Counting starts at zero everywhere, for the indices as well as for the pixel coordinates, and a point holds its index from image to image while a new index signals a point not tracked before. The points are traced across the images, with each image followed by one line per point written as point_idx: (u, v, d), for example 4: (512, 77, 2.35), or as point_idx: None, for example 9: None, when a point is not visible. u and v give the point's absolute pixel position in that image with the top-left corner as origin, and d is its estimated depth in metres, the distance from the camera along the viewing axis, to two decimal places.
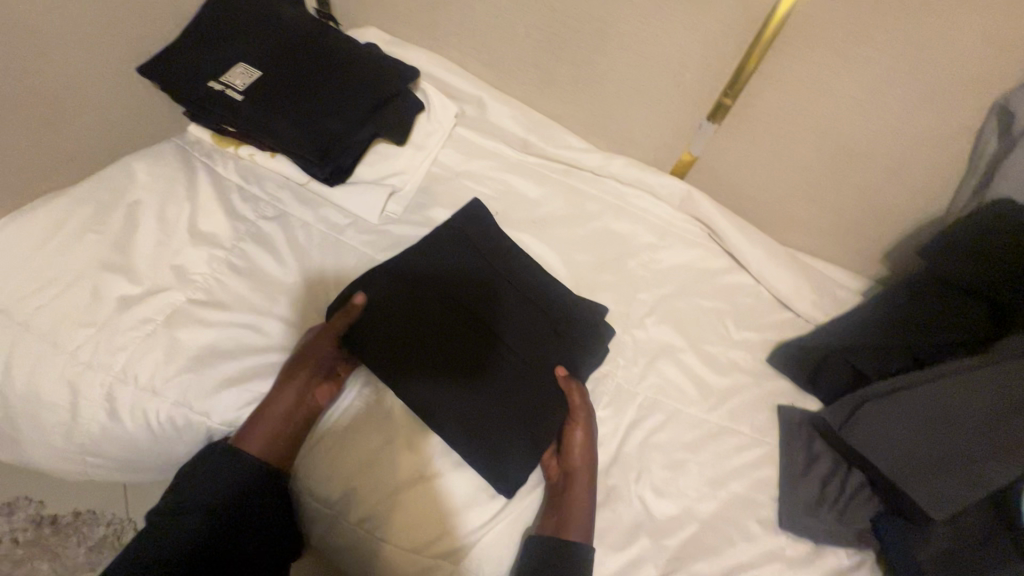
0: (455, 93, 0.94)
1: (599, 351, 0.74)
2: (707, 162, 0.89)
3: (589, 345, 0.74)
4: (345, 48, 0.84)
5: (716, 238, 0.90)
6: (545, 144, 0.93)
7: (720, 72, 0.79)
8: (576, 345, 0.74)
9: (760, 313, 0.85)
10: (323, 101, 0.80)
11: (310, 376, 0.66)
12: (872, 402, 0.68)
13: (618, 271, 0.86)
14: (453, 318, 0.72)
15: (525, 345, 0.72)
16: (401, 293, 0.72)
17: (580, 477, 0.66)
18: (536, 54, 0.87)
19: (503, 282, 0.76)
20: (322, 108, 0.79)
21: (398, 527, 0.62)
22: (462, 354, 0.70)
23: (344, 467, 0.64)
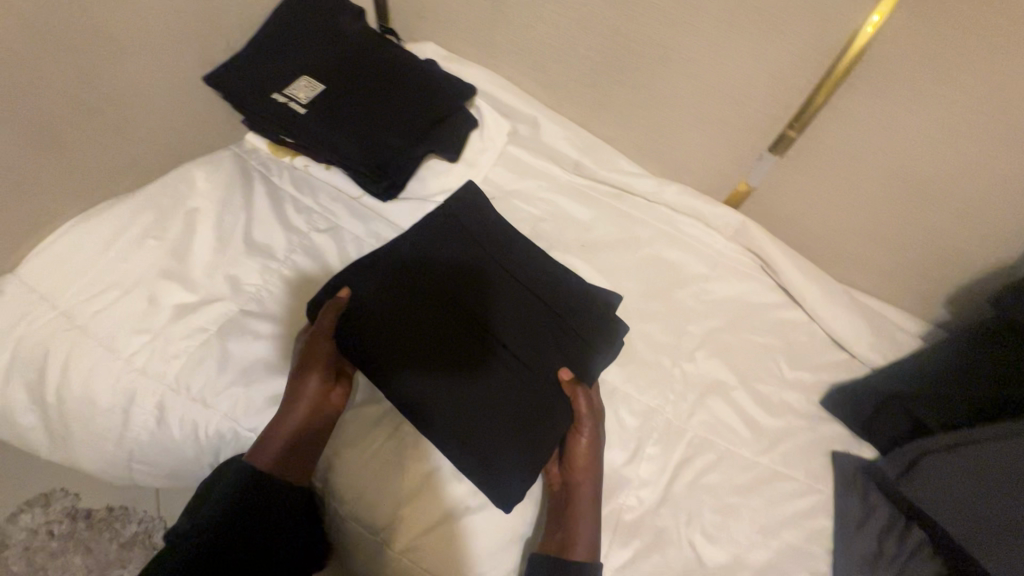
0: (508, 112, 0.93)
1: (610, 350, 0.72)
2: (764, 193, 0.87)
3: (596, 343, 0.72)
4: (406, 64, 0.84)
5: (769, 271, 0.88)
6: (597, 166, 0.91)
7: (787, 104, 0.77)
8: (585, 341, 0.72)
9: (813, 353, 0.83)
10: (383, 118, 0.80)
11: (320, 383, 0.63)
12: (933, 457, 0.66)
13: (668, 301, 0.84)
14: (453, 315, 0.70)
15: (540, 349, 0.70)
16: (405, 290, 0.70)
17: (585, 489, 0.65)
18: (595, 76, 0.86)
19: (503, 272, 0.74)
20: (381, 124, 0.80)
21: (403, 532, 0.62)
22: (470, 355, 0.68)
23: (351, 470, 0.64)
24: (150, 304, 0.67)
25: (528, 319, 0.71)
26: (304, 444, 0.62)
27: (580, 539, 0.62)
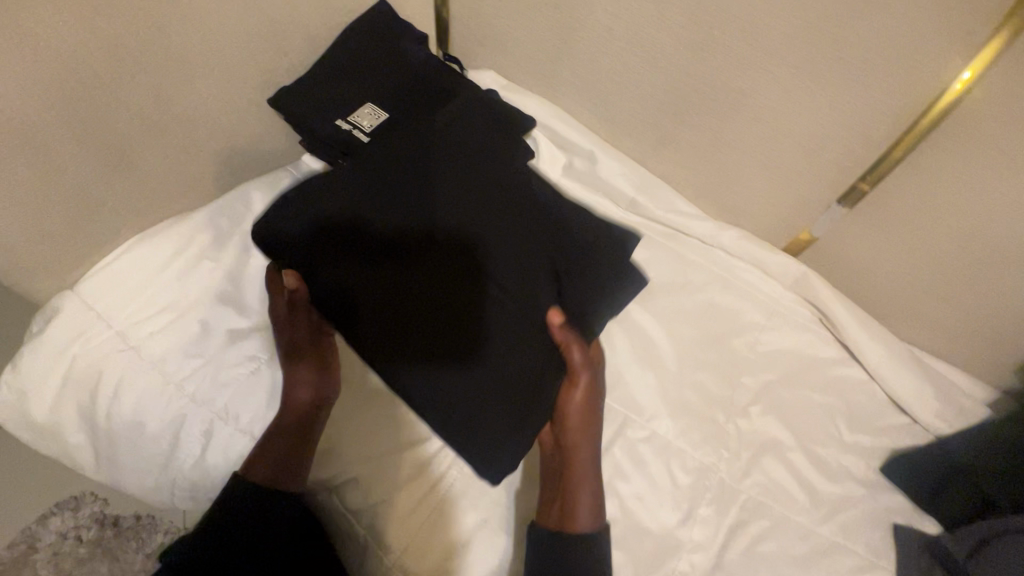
0: (564, 143, 0.91)
1: (622, 293, 0.71)
2: (827, 244, 0.84)
3: (605, 287, 0.70)
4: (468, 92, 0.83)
5: (828, 323, 0.84)
6: (653, 204, 0.89)
7: (860, 157, 0.74)
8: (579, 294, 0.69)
9: (872, 416, 0.79)
10: None
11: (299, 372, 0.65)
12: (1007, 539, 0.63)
13: (722, 350, 0.81)
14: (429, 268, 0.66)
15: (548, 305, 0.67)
16: (388, 251, 0.66)
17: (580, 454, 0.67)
18: (658, 114, 0.84)
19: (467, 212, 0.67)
20: None
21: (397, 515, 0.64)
22: (464, 301, 0.66)
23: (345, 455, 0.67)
24: (203, 330, 0.66)
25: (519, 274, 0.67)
26: (299, 432, 0.64)
27: (581, 509, 0.65)
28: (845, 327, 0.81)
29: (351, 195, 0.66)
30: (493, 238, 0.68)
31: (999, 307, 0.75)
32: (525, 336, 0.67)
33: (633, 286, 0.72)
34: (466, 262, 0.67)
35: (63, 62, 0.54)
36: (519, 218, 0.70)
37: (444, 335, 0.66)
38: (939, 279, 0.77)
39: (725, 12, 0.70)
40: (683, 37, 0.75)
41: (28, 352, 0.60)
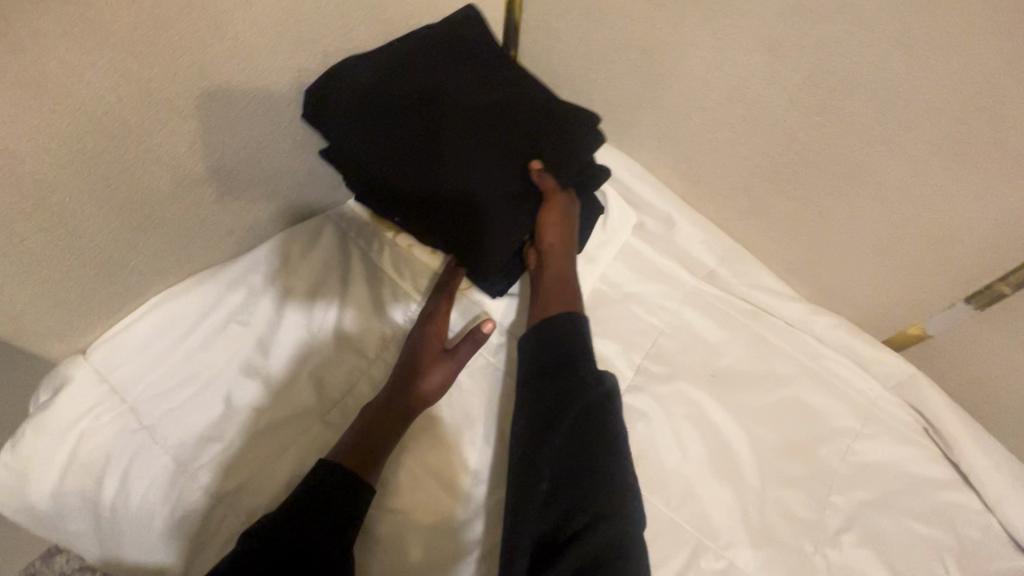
0: (637, 201, 0.82)
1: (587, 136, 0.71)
2: (940, 343, 0.72)
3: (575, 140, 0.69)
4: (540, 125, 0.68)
5: (936, 436, 0.72)
6: (735, 278, 0.79)
7: (1004, 254, 0.61)
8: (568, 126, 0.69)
9: (989, 556, 0.67)
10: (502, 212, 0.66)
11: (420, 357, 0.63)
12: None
13: (810, 460, 0.70)
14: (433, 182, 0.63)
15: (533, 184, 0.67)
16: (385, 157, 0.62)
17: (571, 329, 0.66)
18: (752, 179, 0.74)
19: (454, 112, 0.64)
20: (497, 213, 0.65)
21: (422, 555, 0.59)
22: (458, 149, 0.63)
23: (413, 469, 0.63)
24: (226, 407, 0.60)
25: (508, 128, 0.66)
26: (388, 420, 0.60)
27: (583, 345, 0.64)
28: (960, 445, 0.69)
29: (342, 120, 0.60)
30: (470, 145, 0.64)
31: None
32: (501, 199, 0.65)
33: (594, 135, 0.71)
34: (456, 113, 0.64)
35: (90, 113, 0.47)
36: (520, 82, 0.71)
37: (443, 183, 0.62)
38: None
39: (852, 78, 0.59)
40: (792, 99, 0.64)
41: (28, 430, 0.54)
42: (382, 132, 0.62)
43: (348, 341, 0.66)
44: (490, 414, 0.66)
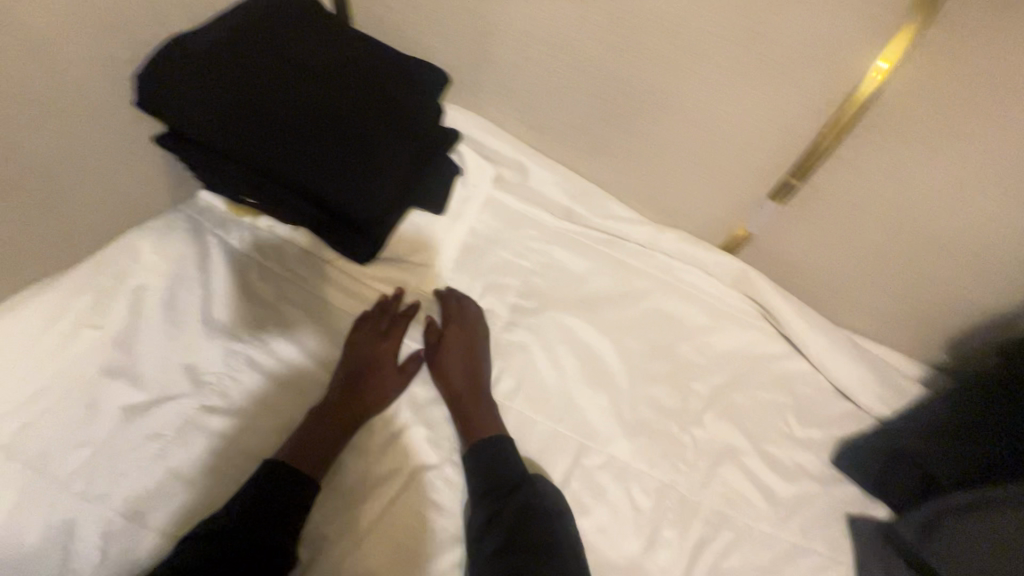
0: (492, 155, 0.86)
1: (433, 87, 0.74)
2: (763, 241, 0.83)
3: (422, 93, 0.74)
4: (378, 83, 0.72)
5: (771, 319, 0.84)
6: (590, 213, 0.86)
7: (791, 153, 0.73)
8: (408, 77, 0.74)
9: (821, 406, 0.80)
10: (350, 166, 0.69)
11: (375, 373, 0.69)
12: (962, 523, 0.63)
13: (672, 358, 0.80)
14: (282, 141, 0.66)
15: (387, 133, 0.72)
16: (226, 120, 0.64)
17: (465, 399, 0.69)
18: (587, 119, 0.80)
19: (291, 77, 0.68)
20: (346, 170, 0.69)
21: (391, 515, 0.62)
22: (298, 106, 0.68)
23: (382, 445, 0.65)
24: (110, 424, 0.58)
25: (347, 87, 0.71)
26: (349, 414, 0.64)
27: (474, 426, 0.66)
28: (788, 322, 0.82)
29: (182, 97, 0.62)
30: (306, 101, 0.68)
31: (925, 288, 0.78)
32: (348, 145, 0.70)
33: (442, 83, 0.75)
34: (292, 79, 0.68)
35: None
36: (358, 42, 0.74)
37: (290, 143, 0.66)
38: (874, 266, 0.79)
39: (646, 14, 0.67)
40: (602, 38, 0.71)
41: None
42: (211, 93, 0.63)
43: (215, 327, 0.66)
44: None
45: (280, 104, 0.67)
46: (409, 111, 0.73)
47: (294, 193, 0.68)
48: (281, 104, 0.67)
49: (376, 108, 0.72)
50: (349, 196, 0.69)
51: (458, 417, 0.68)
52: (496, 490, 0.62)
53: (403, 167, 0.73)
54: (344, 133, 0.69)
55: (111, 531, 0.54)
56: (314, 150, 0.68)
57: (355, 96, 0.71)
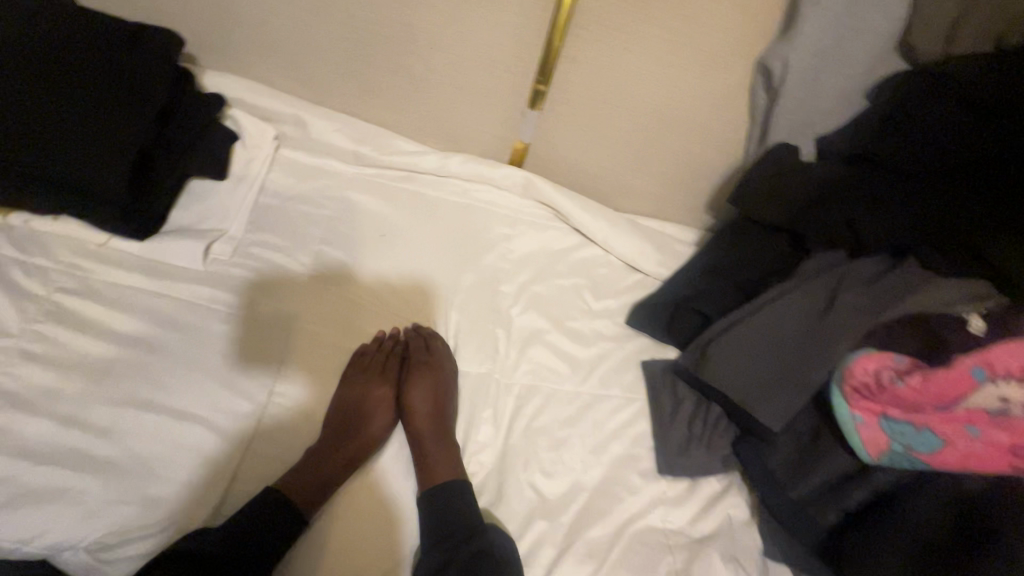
0: (270, 115, 0.88)
1: (160, 49, 0.73)
2: (539, 148, 0.92)
3: (149, 58, 0.72)
4: (99, 53, 0.70)
5: (561, 217, 0.94)
6: (379, 153, 0.90)
7: (531, 62, 0.81)
8: (129, 42, 0.72)
9: (614, 282, 0.91)
10: (89, 145, 0.68)
11: (344, 411, 0.72)
12: (719, 337, 0.75)
13: (478, 268, 0.87)
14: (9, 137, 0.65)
15: (125, 104, 0.70)
16: None
17: (430, 436, 0.72)
18: (347, 63, 0.84)
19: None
20: (86, 152, 0.68)
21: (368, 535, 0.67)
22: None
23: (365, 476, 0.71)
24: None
25: (64, 63, 0.68)
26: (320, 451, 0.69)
27: (432, 467, 0.70)
28: (573, 216, 0.93)
29: None
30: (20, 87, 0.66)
31: (673, 161, 0.91)
32: (59, 117, 0.67)
33: (168, 46, 0.74)
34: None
35: None
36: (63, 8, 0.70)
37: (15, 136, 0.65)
38: (631, 151, 0.91)
39: None
40: None
41: None
42: None
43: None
44: (190, 347, 0.70)
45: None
46: (127, 71, 0.71)
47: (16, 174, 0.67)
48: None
49: (102, 80, 0.69)
50: (76, 171, 0.68)
51: (415, 454, 0.72)
52: (450, 537, 0.64)
53: (132, 129, 0.70)
54: (72, 114, 0.67)
55: None
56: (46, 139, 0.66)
57: (51, 62, 0.67)
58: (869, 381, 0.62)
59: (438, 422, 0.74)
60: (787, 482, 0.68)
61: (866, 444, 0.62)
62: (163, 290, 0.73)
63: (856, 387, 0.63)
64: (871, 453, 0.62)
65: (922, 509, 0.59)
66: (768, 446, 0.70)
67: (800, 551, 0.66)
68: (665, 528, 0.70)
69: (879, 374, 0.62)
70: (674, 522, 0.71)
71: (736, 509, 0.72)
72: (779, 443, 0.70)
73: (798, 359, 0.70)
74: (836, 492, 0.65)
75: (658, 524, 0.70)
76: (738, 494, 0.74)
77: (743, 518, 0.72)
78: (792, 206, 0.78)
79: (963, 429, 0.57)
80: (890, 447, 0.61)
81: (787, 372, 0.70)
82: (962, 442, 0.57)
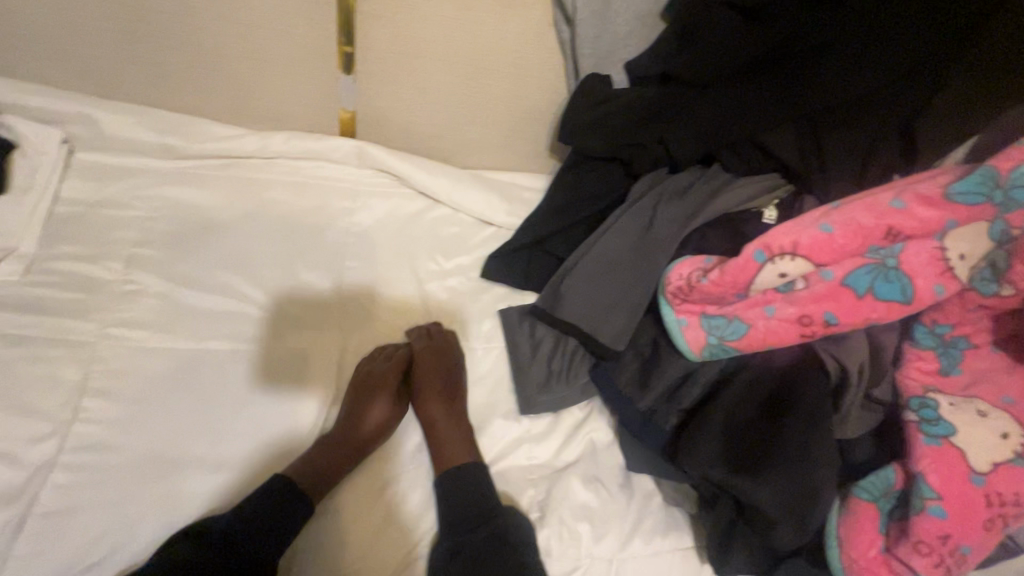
0: (54, 117, 0.79)
1: None
2: (366, 114, 0.88)
3: None
4: None
5: (403, 182, 0.91)
6: (189, 142, 0.84)
7: (327, 21, 0.77)
8: None
9: (466, 240, 0.91)
10: None
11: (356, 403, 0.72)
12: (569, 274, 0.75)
13: (319, 247, 0.83)
14: None
15: None
16: None
17: (455, 426, 0.72)
18: (127, 46, 0.77)
19: None
20: None
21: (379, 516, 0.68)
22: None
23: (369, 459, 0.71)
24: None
25: None
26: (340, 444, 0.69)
27: (448, 458, 0.69)
28: (414, 179, 0.90)
29: None
30: None
31: (504, 109, 0.90)
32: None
33: None
34: None
35: None
36: None
37: None
38: (459, 104, 0.88)
39: None
40: None
41: None
42: None
43: None
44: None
45: None
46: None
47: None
48: None
49: None
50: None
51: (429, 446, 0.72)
52: (467, 522, 0.64)
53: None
54: None
55: None
56: None
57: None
58: (682, 284, 0.65)
59: (451, 415, 0.72)
60: (633, 396, 0.69)
61: (689, 344, 0.64)
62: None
63: (676, 290, 0.65)
64: (695, 351, 0.64)
65: (742, 394, 0.63)
66: (617, 367, 0.71)
67: (652, 456, 0.69)
68: (528, 465, 0.72)
69: (689, 276, 0.65)
70: (538, 456, 0.72)
71: (596, 432, 0.75)
72: (626, 363, 0.72)
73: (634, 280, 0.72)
74: (674, 396, 0.67)
75: (521, 461, 0.72)
76: (598, 417, 0.76)
77: (604, 440, 0.74)
78: (618, 133, 0.78)
79: (761, 310, 0.60)
80: (709, 342, 0.63)
81: (631, 296, 0.72)
82: (761, 322, 0.60)
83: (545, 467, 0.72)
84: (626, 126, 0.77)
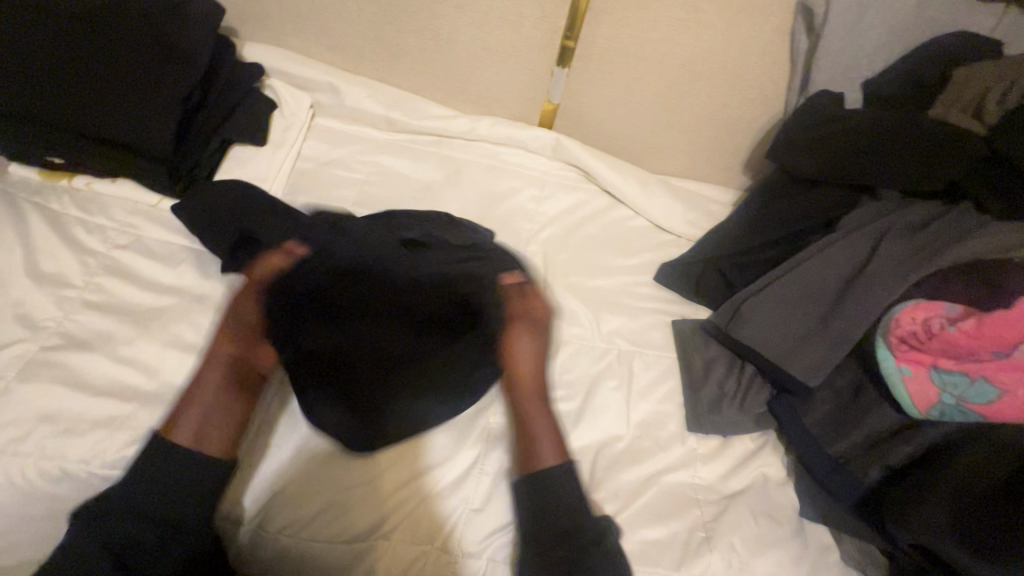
0: (306, 84, 0.91)
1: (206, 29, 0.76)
2: (568, 107, 0.91)
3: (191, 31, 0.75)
4: (147, 25, 0.74)
5: (592, 178, 0.93)
6: (410, 117, 0.92)
7: (555, 20, 0.78)
8: (165, 30, 0.74)
9: (644, 242, 0.90)
10: (128, 110, 0.72)
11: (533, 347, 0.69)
12: (754, 296, 0.71)
13: (509, 230, 0.86)
14: (70, 100, 0.71)
15: (175, 80, 0.74)
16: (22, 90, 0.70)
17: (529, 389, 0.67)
18: (375, 27, 0.85)
19: (54, 37, 0.71)
20: (125, 116, 0.72)
21: (415, 527, 0.61)
22: (41, 49, 0.70)
23: (407, 471, 0.63)
24: (20, 375, 0.61)
25: (105, 42, 0.72)
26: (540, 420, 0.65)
27: (539, 449, 0.63)
28: (603, 176, 0.91)
29: None
30: (79, 57, 0.71)
31: (707, 118, 0.87)
32: (111, 77, 0.72)
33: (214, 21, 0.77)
34: (57, 32, 0.71)
35: None
36: None
37: (78, 111, 0.71)
38: (664, 108, 0.87)
39: None
40: None
41: None
42: (14, 77, 0.69)
43: (53, 275, 0.68)
44: (206, 302, 0.71)
45: (60, 74, 0.70)
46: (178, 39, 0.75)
47: (76, 138, 0.73)
48: (52, 72, 0.70)
49: (148, 46, 0.73)
50: (121, 130, 0.72)
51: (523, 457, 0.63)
52: (337, 527, 0.60)
53: (182, 88, 0.74)
54: (123, 85, 0.72)
55: (67, 465, 0.58)
56: (99, 108, 0.71)
57: (108, 29, 0.72)
58: (917, 331, 0.61)
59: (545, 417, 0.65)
60: (825, 439, 0.66)
61: (913, 398, 0.60)
62: (197, 246, 0.75)
63: (905, 338, 0.62)
64: (919, 407, 0.60)
65: (976, 466, 0.57)
66: (805, 405, 0.68)
67: (839, 506, 0.65)
68: (693, 484, 0.68)
69: (930, 322, 0.61)
70: (703, 478, 0.69)
71: (769, 466, 0.71)
72: (817, 403, 0.68)
73: (837, 309, 0.65)
74: (881, 448, 0.63)
75: (689, 480, 0.68)
76: (772, 453, 0.72)
77: (778, 477, 0.70)
78: (855, 157, 0.70)
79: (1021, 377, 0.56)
80: (941, 400, 0.59)
81: (823, 332, 0.66)
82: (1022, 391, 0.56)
83: (712, 488, 0.69)
84: (866, 146, 0.70)
